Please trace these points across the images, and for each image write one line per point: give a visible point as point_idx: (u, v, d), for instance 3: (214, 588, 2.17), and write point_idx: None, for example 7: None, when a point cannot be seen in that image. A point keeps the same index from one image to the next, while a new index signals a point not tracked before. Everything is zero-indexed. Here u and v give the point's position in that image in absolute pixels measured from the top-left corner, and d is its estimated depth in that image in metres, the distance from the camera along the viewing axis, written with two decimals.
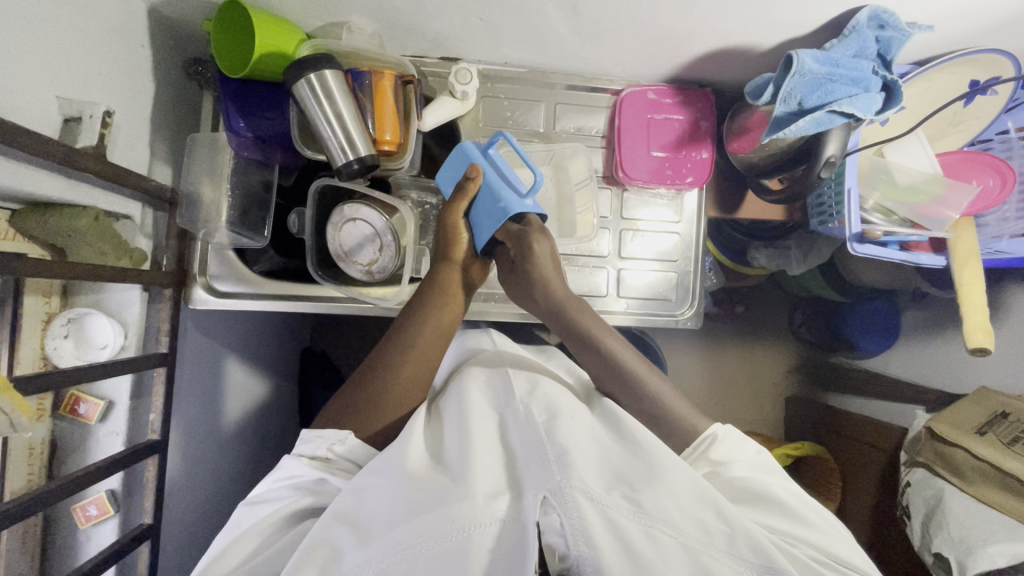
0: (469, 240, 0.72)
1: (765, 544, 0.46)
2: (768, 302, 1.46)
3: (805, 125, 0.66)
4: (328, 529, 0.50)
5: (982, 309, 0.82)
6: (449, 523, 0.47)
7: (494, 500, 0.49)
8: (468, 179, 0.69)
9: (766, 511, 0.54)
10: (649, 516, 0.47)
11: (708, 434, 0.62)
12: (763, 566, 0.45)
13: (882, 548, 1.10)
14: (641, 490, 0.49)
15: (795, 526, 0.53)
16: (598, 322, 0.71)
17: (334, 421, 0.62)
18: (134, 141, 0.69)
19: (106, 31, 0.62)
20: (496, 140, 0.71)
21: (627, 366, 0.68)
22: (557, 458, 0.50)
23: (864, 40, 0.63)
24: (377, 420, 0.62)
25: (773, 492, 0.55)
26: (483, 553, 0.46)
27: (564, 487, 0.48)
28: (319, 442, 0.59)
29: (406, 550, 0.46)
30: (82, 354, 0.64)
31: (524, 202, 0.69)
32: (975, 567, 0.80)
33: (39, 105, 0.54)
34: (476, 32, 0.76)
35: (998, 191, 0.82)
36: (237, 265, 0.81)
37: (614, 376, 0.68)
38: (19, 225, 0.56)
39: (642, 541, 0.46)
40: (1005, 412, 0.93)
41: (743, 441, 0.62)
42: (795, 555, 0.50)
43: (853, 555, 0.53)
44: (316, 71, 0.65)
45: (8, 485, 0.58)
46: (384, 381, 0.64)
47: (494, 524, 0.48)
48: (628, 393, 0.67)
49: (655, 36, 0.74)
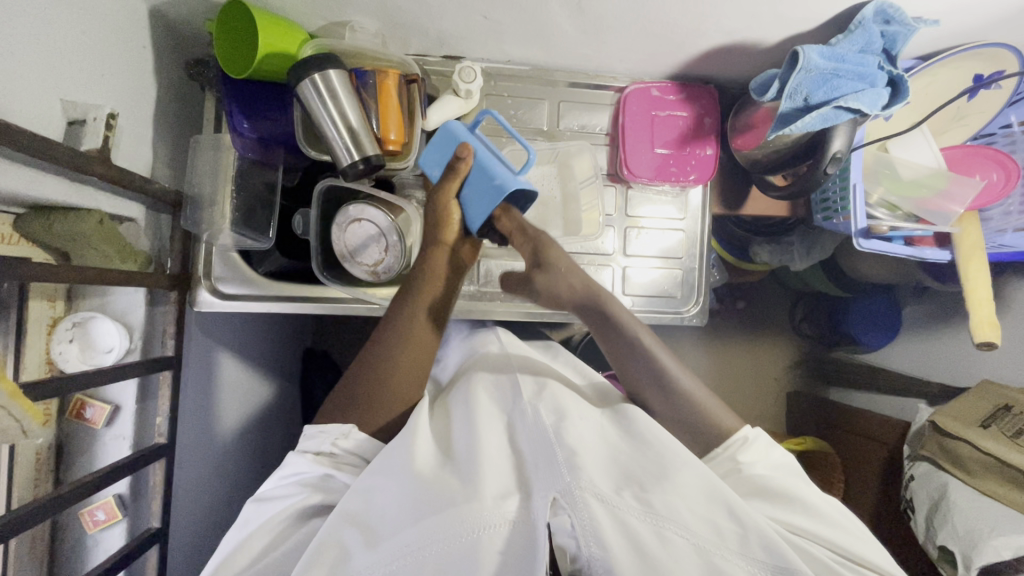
0: (462, 221, 0.69)
1: (780, 544, 0.46)
2: (769, 297, 1.46)
3: (812, 121, 0.66)
4: (336, 529, 0.50)
5: (988, 303, 0.82)
6: (458, 524, 0.47)
7: (504, 501, 0.49)
8: (461, 159, 0.65)
9: (787, 510, 0.54)
10: (660, 517, 0.47)
11: (739, 436, 0.61)
12: (776, 567, 0.45)
13: (886, 542, 1.11)
14: (652, 491, 0.49)
15: (815, 524, 0.53)
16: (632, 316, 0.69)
17: (338, 413, 0.62)
18: (137, 143, 0.68)
19: (107, 33, 0.61)
20: (480, 119, 0.74)
21: (654, 363, 0.66)
22: (567, 460, 0.50)
23: (870, 35, 0.63)
24: (380, 414, 0.62)
25: (794, 493, 0.56)
26: (492, 554, 0.46)
27: (573, 488, 0.47)
28: (322, 437, 0.59)
29: (416, 552, 0.46)
30: (88, 358, 0.64)
31: (518, 178, 0.66)
32: (981, 560, 0.81)
33: (44, 108, 0.53)
34: (480, 30, 0.75)
35: (1002, 185, 0.82)
36: (240, 266, 0.80)
37: (644, 372, 0.66)
38: (22, 230, 0.56)
39: (654, 542, 0.46)
40: (1008, 405, 0.93)
41: (772, 446, 0.62)
42: (810, 552, 0.50)
43: (877, 557, 0.53)
44: (320, 70, 0.64)
45: (16, 493, 0.58)
46: (385, 370, 0.63)
47: (504, 524, 0.47)
48: (656, 391, 0.66)
49: (660, 33, 0.73)
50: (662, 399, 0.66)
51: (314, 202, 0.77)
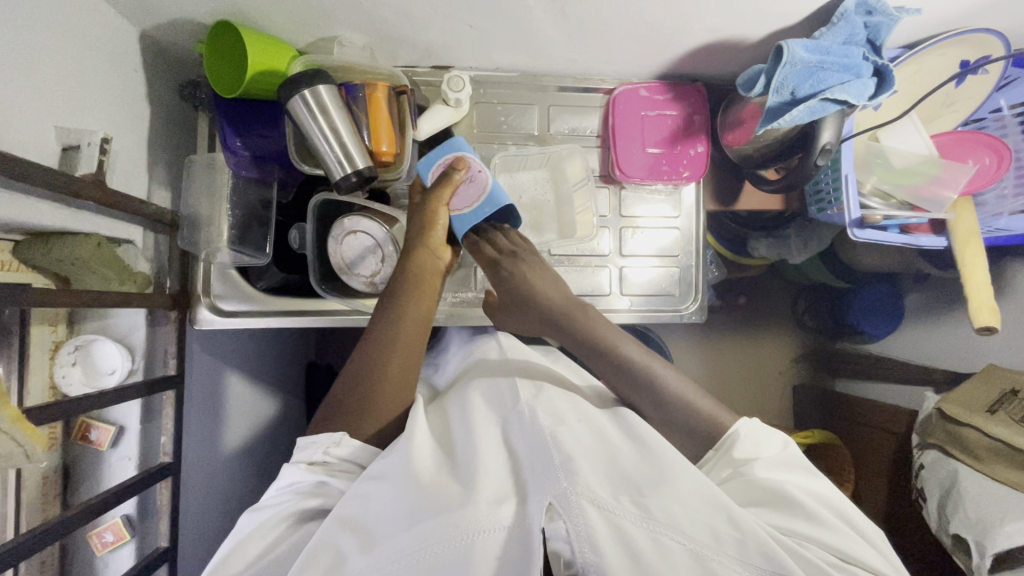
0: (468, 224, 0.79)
1: (778, 551, 0.46)
2: (771, 291, 1.45)
3: (799, 114, 0.66)
4: (331, 534, 0.50)
5: (986, 288, 0.82)
6: (454, 530, 0.47)
7: (500, 506, 0.49)
8: (455, 169, 0.74)
9: (783, 514, 0.54)
10: (656, 522, 0.47)
11: (731, 433, 0.61)
12: (775, 574, 0.45)
13: (900, 532, 1.10)
14: (649, 495, 0.49)
15: (807, 526, 0.52)
16: (613, 332, 0.74)
17: (327, 423, 0.62)
18: (132, 166, 0.69)
19: (99, 59, 0.62)
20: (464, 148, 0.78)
21: (594, 337, 0.73)
22: (563, 465, 0.50)
23: (853, 27, 0.64)
24: (372, 421, 0.62)
25: (796, 495, 0.55)
26: (487, 559, 0.46)
27: (569, 493, 0.48)
28: (314, 448, 0.59)
29: (412, 555, 0.46)
30: (92, 380, 0.64)
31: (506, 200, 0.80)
32: (993, 547, 0.80)
33: (37, 135, 0.54)
34: (466, 39, 0.76)
35: (994, 170, 0.83)
36: (240, 284, 0.81)
37: (587, 344, 0.73)
38: (22, 256, 0.57)
39: (650, 548, 0.46)
40: (1014, 389, 0.93)
41: (768, 435, 0.62)
42: (803, 555, 0.49)
43: (870, 557, 0.52)
44: (310, 88, 0.65)
45: (25, 517, 0.59)
46: (367, 373, 0.64)
47: (499, 530, 0.47)
48: (622, 381, 0.69)
49: (645, 34, 0.74)
50: (647, 394, 0.67)
51: (309, 216, 0.78)
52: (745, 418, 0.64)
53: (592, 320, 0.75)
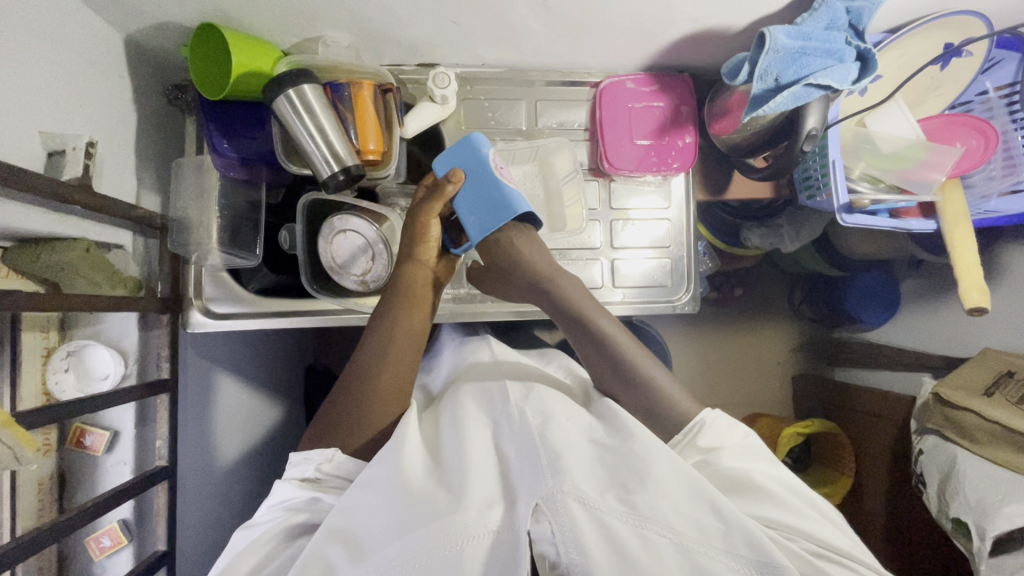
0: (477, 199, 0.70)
1: (763, 540, 0.46)
2: (767, 282, 1.45)
3: (784, 101, 0.66)
4: (321, 547, 0.50)
5: (976, 269, 0.82)
6: (443, 534, 0.47)
7: (489, 510, 0.49)
8: (451, 182, 0.69)
9: (756, 502, 0.54)
10: (642, 518, 0.47)
11: (697, 421, 0.63)
12: (759, 563, 0.45)
13: (901, 519, 1.11)
14: (635, 492, 0.49)
15: (783, 513, 0.53)
16: (596, 307, 0.71)
17: (320, 439, 0.62)
18: (119, 171, 0.69)
19: (83, 64, 0.63)
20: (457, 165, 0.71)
21: (573, 309, 0.70)
22: (550, 464, 0.50)
23: (834, 11, 0.64)
24: (363, 433, 0.62)
25: (762, 483, 0.55)
26: (476, 564, 0.46)
27: (556, 493, 0.47)
28: (308, 464, 0.59)
29: (402, 561, 0.46)
30: (84, 386, 0.64)
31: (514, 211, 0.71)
32: (993, 529, 0.80)
33: (23, 141, 0.54)
34: (451, 36, 0.76)
35: (982, 151, 0.82)
36: (230, 284, 0.80)
37: (570, 322, 0.71)
38: (10, 262, 0.58)
39: (636, 544, 0.46)
40: (1010, 371, 0.93)
41: (731, 427, 0.63)
42: (787, 547, 0.49)
43: (842, 541, 0.52)
44: (295, 87, 0.65)
45: (20, 521, 0.59)
46: (357, 392, 0.64)
47: (488, 535, 0.47)
48: (587, 341, 0.70)
49: (629, 25, 0.74)
50: (631, 387, 0.67)
51: (298, 217, 0.78)
52: (708, 409, 0.65)
53: (567, 289, 0.72)
